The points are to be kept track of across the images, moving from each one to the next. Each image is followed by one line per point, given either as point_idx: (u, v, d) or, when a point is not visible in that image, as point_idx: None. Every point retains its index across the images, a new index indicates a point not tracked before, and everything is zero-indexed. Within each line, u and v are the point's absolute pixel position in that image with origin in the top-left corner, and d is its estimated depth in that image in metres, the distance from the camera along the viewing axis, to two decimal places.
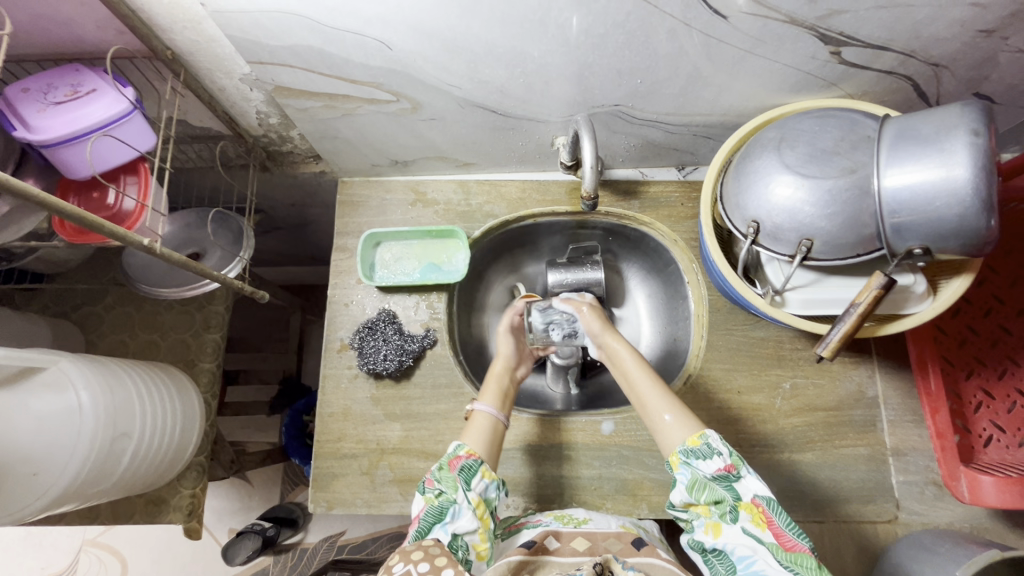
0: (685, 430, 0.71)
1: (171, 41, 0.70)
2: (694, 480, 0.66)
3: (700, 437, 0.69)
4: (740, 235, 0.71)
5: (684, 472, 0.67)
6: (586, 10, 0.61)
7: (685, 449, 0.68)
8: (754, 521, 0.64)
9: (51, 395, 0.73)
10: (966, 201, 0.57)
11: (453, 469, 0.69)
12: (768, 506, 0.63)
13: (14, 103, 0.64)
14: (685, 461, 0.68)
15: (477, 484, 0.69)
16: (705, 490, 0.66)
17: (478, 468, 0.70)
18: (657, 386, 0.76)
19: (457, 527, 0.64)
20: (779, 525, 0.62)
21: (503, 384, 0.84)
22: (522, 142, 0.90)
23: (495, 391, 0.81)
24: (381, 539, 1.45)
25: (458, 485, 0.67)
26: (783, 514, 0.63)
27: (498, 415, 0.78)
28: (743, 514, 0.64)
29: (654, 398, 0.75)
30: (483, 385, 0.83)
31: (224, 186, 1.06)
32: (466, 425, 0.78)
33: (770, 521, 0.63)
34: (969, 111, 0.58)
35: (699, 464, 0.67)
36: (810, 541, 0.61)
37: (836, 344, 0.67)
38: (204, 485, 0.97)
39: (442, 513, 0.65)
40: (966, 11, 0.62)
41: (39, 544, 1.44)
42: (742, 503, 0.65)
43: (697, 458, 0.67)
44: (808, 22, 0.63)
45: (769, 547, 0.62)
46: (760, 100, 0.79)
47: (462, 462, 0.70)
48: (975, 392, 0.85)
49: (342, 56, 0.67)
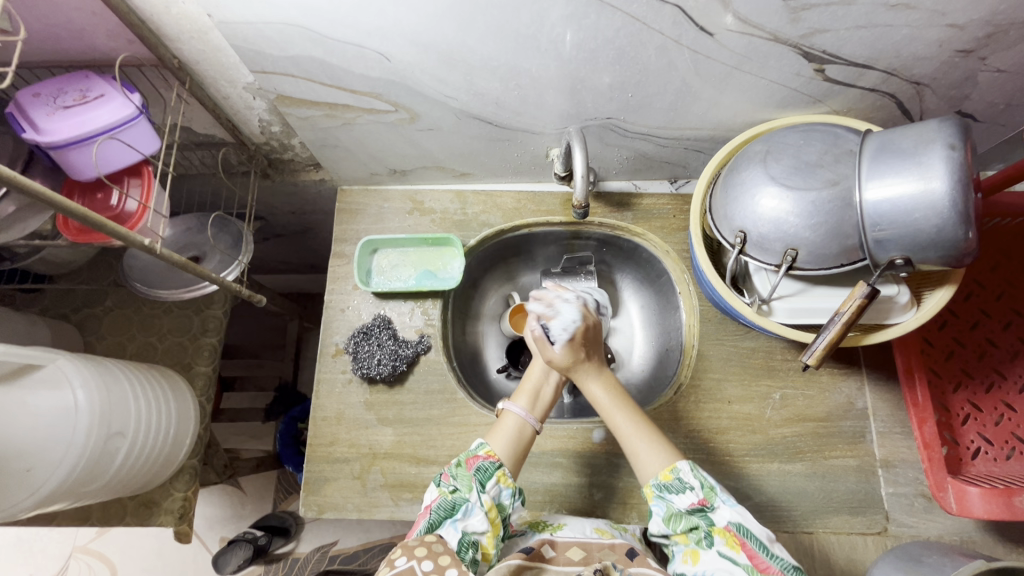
0: (658, 462, 0.72)
1: (178, 50, 0.72)
2: (670, 512, 0.69)
3: (672, 472, 0.70)
4: (728, 244, 0.73)
5: (659, 505, 0.70)
6: (578, 26, 0.63)
7: (658, 484, 0.70)
8: (728, 544, 0.65)
9: (47, 394, 0.74)
10: (944, 213, 0.58)
11: (470, 469, 0.70)
12: (742, 532, 0.64)
13: (25, 106, 0.66)
14: (659, 494, 0.70)
15: (492, 487, 0.68)
16: (680, 521, 0.68)
17: (494, 472, 0.69)
18: (639, 429, 0.75)
19: (467, 526, 0.65)
20: (752, 547, 0.64)
21: (539, 385, 0.82)
22: (517, 153, 0.92)
23: (529, 393, 0.80)
24: (373, 549, 1.44)
25: (473, 485, 0.68)
26: (757, 537, 0.64)
27: (528, 418, 0.77)
28: (718, 539, 0.66)
29: (627, 430, 0.75)
30: (517, 385, 0.82)
31: (225, 193, 1.08)
32: (495, 425, 0.77)
33: (743, 543, 0.64)
34: (946, 126, 0.60)
35: (673, 498, 0.69)
36: (781, 562, 0.63)
37: (822, 352, 0.69)
38: (196, 488, 0.97)
39: (454, 508, 0.66)
40: (944, 31, 0.64)
41: (29, 550, 1.43)
42: (716, 528, 0.66)
43: (671, 492, 0.69)
44: (791, 40, 0.65)
45: (744, 568, 0.63)
46: (748, 116, 0.81)
47: (479, 463, 0.70)
48: (962, 405, 0.86)
49: (342, 67, 0.69)
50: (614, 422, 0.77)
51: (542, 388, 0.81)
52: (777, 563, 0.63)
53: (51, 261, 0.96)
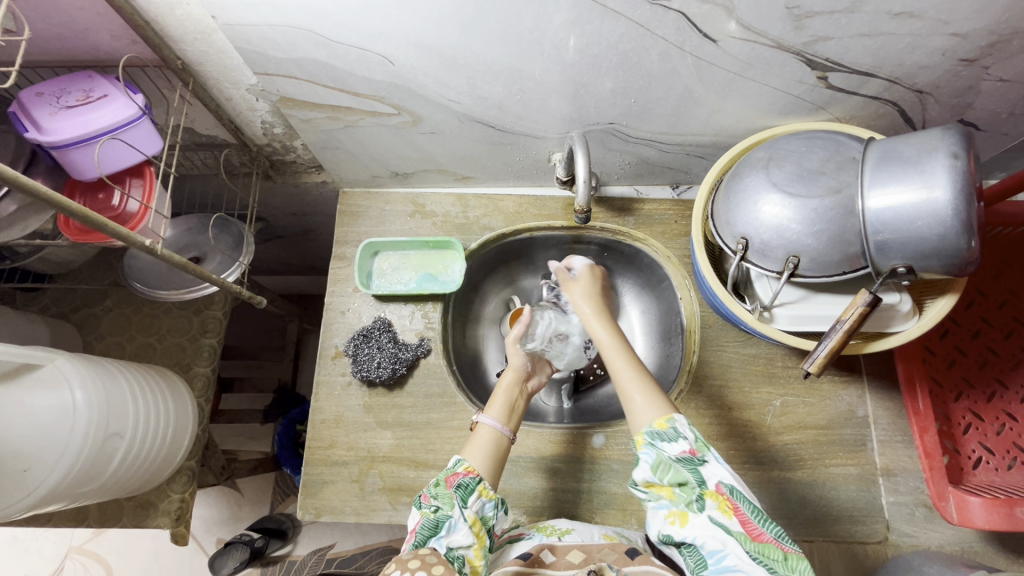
0: (653, 410, 0.69)
1: (182, 51, 0.72)
2: (659, 460, 0.66)
3: (667, 421, 0.67)
4: (730, 251, 0.73)
5: (649, 452, 0.67)
6: (582, 31, 0.63)
7: (651, 431, 0.67)
8: (719, 508, 0.63)
9: (45, 393, 0.74)
10: (946, 221, 0.58)
11: (450, 486, 0.69)
12: (735, 496, 0.63)
13: (27, 106, 0.66)
14: (650, 442, 0.67)
15: (473, 503, 0.68)
16: (669, 472, 0.66)
17: (475, 486, 0.69)
18: (634, 366, 0.74)
19: (452, 541, 0.64)
20: (745, 512, 0.62)
21: (513, 397, 0.81)
22: (520, 157, 0.92)
23: (503, 405, 0.79)
24: (370, 553, 1.44)
25: (454, 501, 0.67)
26: (750, 502, 0.62)
27: (502, 429, 0.76)
28: (709, 502, 0.63)
29: (625, 375, 0.73)
30: (491, 397, 0.81)
31: (227, 193, 1.08)
32: (471, 438, 0.76)
33: (736, 507, 0.62)
34: (949, 135, 0.60)
35: (665, 446, 0.66)
36: (774, 529, 0.61)
37: (823, 360, 0.68)
38: (193, 490, 0.97)
39: (437, 526, 0.64)
40: (946, 40, 0.64)
41: (25, 550, 1.43)
42: (707, 490, 0.64)
43: (663, 440, 0.67)
44: (794, 47, 0.65)
45: (737, 536, 0.61)
46: (750, 122, 0.81)
47: (458, 480, 0.69)
48: (964, 414, 0.86)
49: (346, 70, 0.69)
50: (613, 364, 0.75)
51: (515, 399, 0.81)
52: (770, 529, 0.61)
53: (52, 260, 0.96)
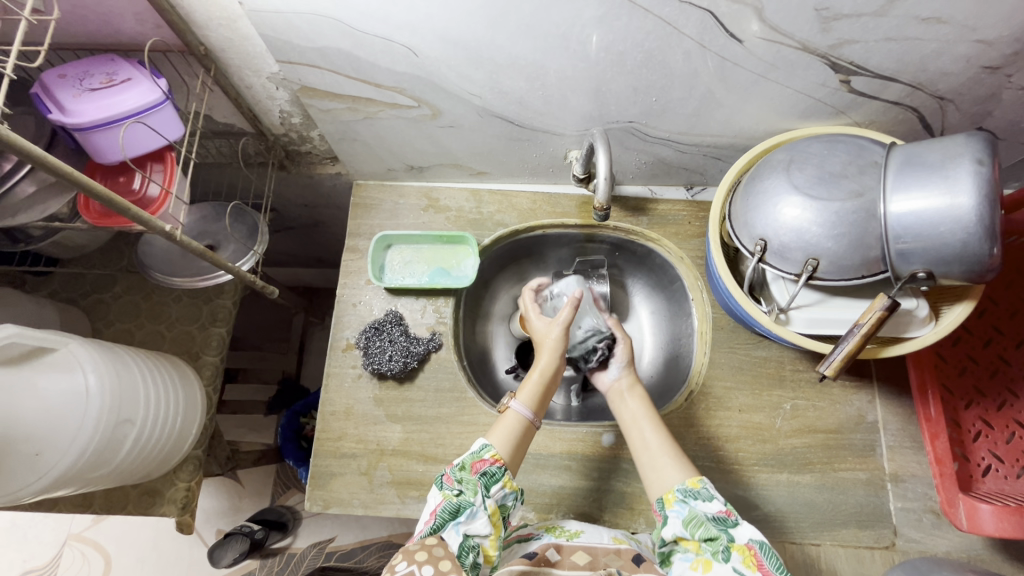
0: (682, 472, 0.71)
1: (205, 37, 0.72)
2: (691, 516, 0.66)
3: (700, 481, 0.69)
4: (748, 252, 0.73)
5: (680, 509, 0.67)
6: (607, 28, 0.63)
7: (683, 489, 0.68)
8: (745, 562, 0.62)
9: (59, 377, 0.74)
10: (970, 228, 0.58)
11: (476, 472, 0.68)
12: (761, 549, 0.62)
13: (50, 87, 0.66)
14: (682, 500, 0.67)
15: (496, 492, 0.67)
16: (699, 527, 0.65)
17: (500, 477, 0.68)
18: (660, 430, 0.76)
19: (469, 529, 0.63)
20: (769, 568, 0.60)
21: (547, 384, 0.80)
22: (536, 154, 0.92)
23: (536, 392, 0.78)
24: (370, 547, 1.44)
25: (477, 489, 0.66)
26: (776, 556, 0.61)
27: (528, 416, 0.75)
28: (735, 555, 0.63)
29: (654, 442, 0.75)
30: (522, 382, 0.80)
31: (241, 183, 1.08)
32: (497, 421, 0.76)
33: (761, 562, 0.61)
34: (974, 141, 0.60)
35: (698, 504, 0.66)
36: None
37: (839, 364, 0.67)
38: (200, 479, 0.97)
39: (458, 511, 0.64)
40: (972, 47, 0.64)
41: (23, 536, 1.42)
42: (736, 544, 0.63)
43: (696, 498, 0.67)
44: (820, 50, 0.65)
45: None
46: (770, 125, 0.81)
47: (485, 466, 0.68)
48: (974, 421, 0.86)
49: (370, 60, 0.69)
50: (637, 430, 0.77)
51: (549, 389, 0.80)
52: None
53: (66, 244, 0.96)
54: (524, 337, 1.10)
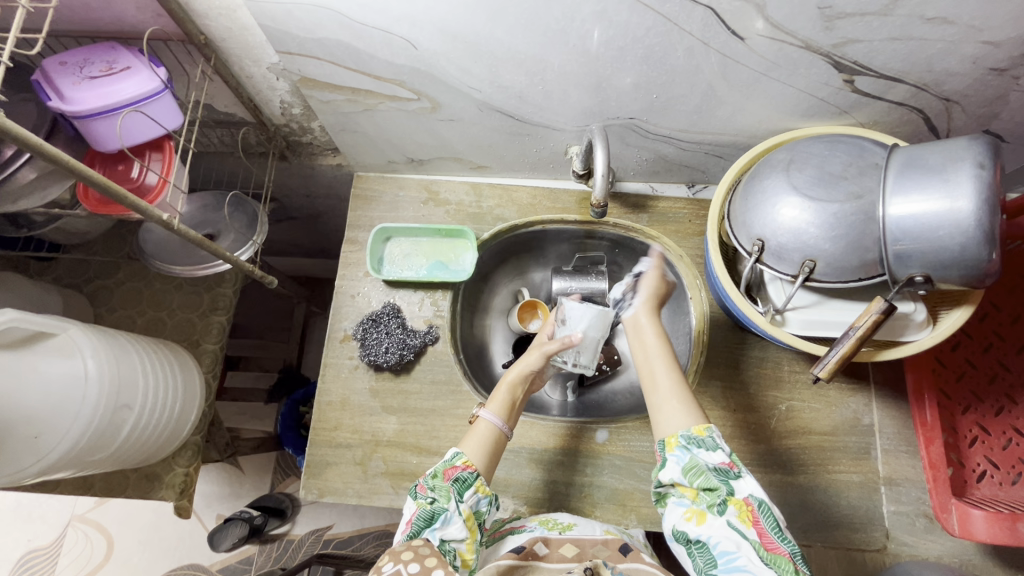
0: (687, 419, 0.69)
1: (206, 26, 0.72)
2: (692, 465, 0.66)
3: (705, 429, 0.68)
4: (745, 252, 0.72)
5: (681, 455, 0.67)
6: (607, 23, 0.63)
7: (688, 436, 0.67)
8: (739, 517, 0.62)
9: (59, 361, 0.75)
10: (969, 232, 0.57)
11: (448, 479, 0.69)
12: (759, 509, 0.62)
13: (50, 74, 0.66)
14: (684, 446, 0.67)
15: (469, 497, 0.68)
16: (699, 476, 0.65)
17: (473, 482, 0.69)
18: (672, 370, 0.75)
19: (445, 534, 0.64)
20: (764, 526, 0.61)
21: (515, 395, 0.81)
22: (537, 149, 0.92)
23: (506, 401, 0.78)
24: (367, 536, 1.46)
25: (451, 495, 0.67)
26: (773, 518, 0.62)
27: (501, 426, 0.76)
28: (731, 509, 0.63)
29: (665, 375, 0.74)
30: (493, 391, 0.81)
31: (243, 172, 1.09)
32: (468, 431, 0.76)
33: (756, 520, 0.62)
34: (976, 144, 0.59)
35: (701, 453, 0.66)
36: (792, 547, 0.60)
37: (834, 365, 0.66)
38: (198, 464, 0.98)
39: (432, 517, 0.65)
40: (979, 48, 0.63)
41: (27, 516, 1.45)
42: (733, 498, 0.63)
43: (699, 447, 0.66)
44: (823, 49, 0.64)
45: (752, 543, 0.60)
46: (772, 124, 0.81)
47: (457, 472, 0.69)
48: (971, 427, 0.86)
49: (368, 52, 0.69)
50: (652, 366, 0.77)
51: (517, 396, 0.80)
52: (788, 546, 0.60)
53: (69, 231, 0.96)
54: (521, 331, 1.10)
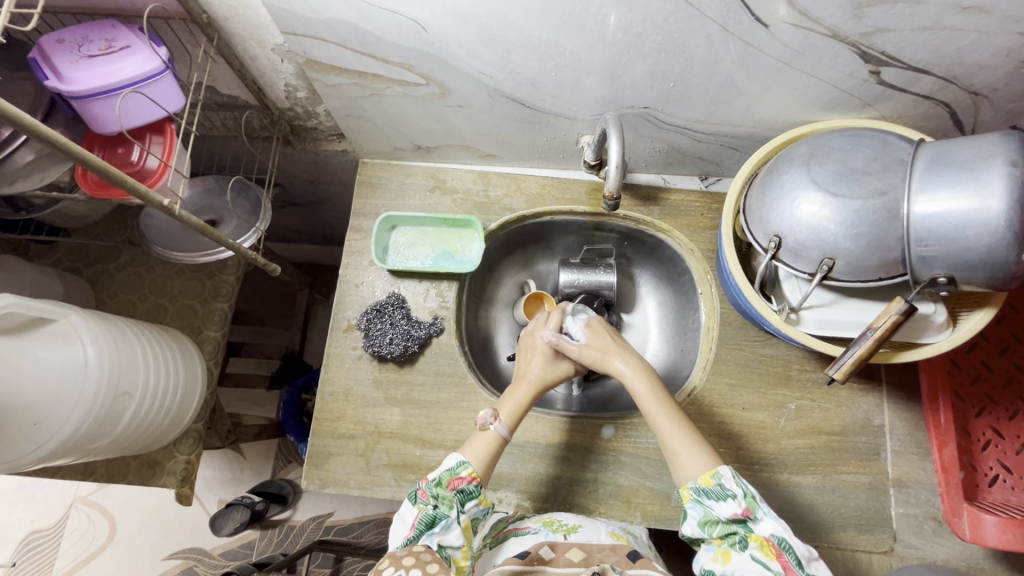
0: (699, 466, 0.68)
1: (208, 5, 0.70)
2: (707, 517, 0.66)
3: (713, 478, 0.66)
4: (761, 248, 0.70)
5: (696, 508, 0.66)
6: (626, 8, 0.60)
7: (697, 487, 0.66)
8: (762, 551, 0.62)
9: (59, 347, 0.74)
10: (998, 233, 0.55)
11: (452, 489, 0.67)
12: (781, 545, 0.61)
13: (48, 52, 0.64)
14: (696, 498, 0.66)
15: (470, 508, 0.67)
16: (716, 526, 0.65)
17: (476, 494, 0.68)
18: (678, 424, 0.71)
19: (443, 540, 0.64)
20: (788, 559, 0.61)
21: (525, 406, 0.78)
22: (548, 137, 0.89)
23: (516, 411, 0.76)
24: (368, 523, 1.46)
25: (453, 505, 0.66)
26: (796, 553, 0.61)
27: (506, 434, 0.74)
28: (752, 544, 0.63)
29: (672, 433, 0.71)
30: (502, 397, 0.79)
31: (246, 156, 1.07)
32: (473, 437, 0.75)
33: (780, 553, 0.61)
34: (1009, 141, 0.57)
35: (713, 505, 0.65)
36: None
37: (850, 367, 0.65)
38: (199, 452, 0.98)
39: (433, 522, 0.65)
40: (1014, 39, 0.60)
41: (30, 497, 1.45)
42: (754, 535, 0.64)
43: (710, 498, 0.65)
44: (850, 38, 0.62)
45: None
46: (792, 116, 0.78)
47: (462, 484, 0.67)
48: (984, 430, 0.84)
49: (376, 34, 0.67)
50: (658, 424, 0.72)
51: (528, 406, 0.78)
52: None
53: (69, 214, 0.95)
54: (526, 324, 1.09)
